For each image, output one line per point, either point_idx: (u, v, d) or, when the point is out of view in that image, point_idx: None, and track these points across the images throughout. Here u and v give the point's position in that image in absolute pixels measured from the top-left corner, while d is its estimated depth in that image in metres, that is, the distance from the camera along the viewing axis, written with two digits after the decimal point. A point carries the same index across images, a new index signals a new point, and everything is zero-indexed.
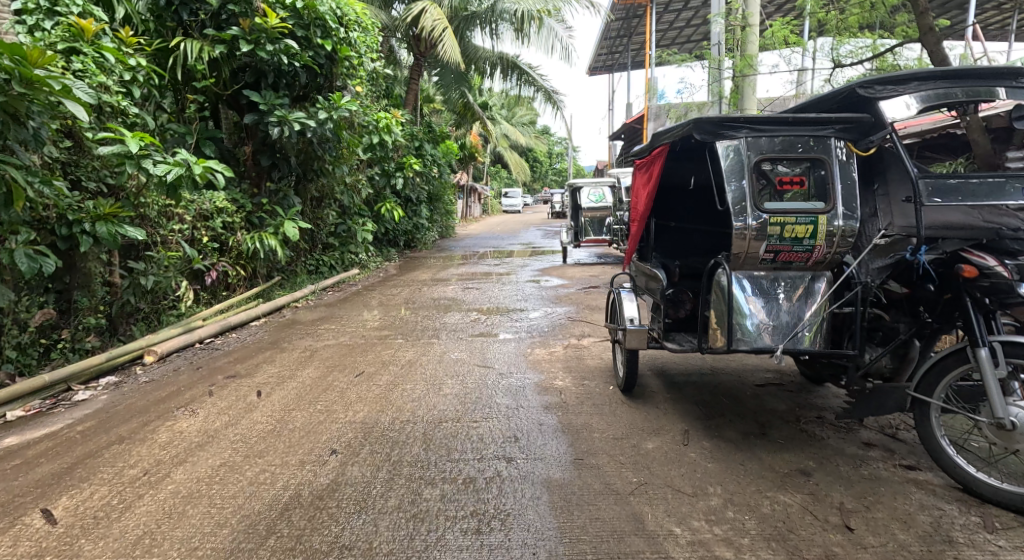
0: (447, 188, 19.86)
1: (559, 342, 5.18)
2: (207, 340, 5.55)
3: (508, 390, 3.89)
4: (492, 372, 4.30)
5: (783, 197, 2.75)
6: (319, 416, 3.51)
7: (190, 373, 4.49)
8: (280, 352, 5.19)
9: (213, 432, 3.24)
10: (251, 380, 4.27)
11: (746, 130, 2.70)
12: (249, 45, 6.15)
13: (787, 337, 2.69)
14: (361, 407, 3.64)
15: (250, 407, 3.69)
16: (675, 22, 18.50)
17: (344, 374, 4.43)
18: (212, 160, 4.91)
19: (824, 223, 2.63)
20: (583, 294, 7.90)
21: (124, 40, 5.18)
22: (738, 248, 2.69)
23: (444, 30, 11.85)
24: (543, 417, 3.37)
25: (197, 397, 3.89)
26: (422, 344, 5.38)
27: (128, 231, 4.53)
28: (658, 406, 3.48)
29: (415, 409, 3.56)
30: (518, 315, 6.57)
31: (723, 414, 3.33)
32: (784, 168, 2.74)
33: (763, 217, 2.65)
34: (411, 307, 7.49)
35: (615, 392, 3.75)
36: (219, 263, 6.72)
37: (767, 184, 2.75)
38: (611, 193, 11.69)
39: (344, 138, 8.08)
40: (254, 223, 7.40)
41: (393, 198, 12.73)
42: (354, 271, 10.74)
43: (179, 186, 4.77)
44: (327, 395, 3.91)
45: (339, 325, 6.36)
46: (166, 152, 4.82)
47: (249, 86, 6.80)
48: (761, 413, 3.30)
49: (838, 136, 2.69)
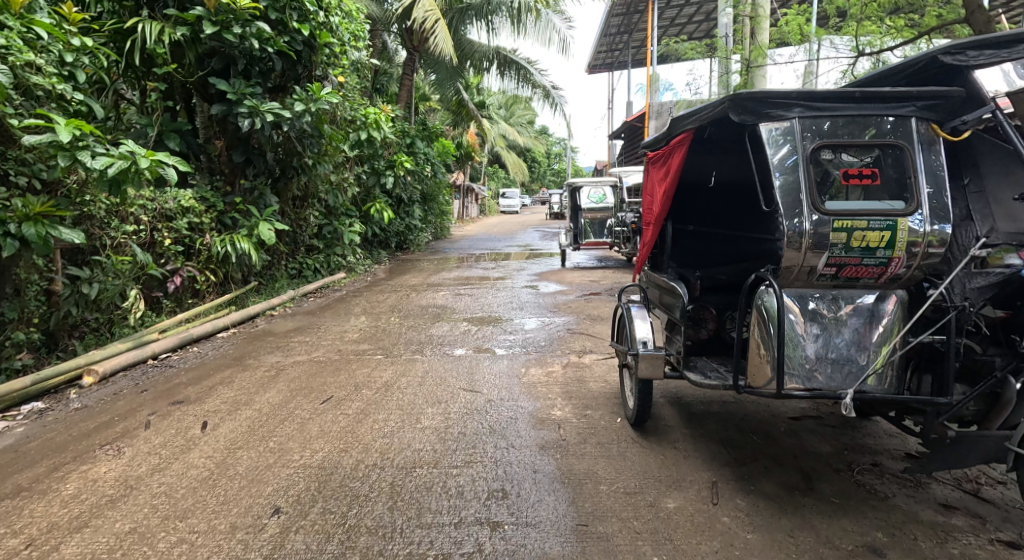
0: (442, 188, 19.26)
1: (558, 360, 4.60)
2: (162, 356, 4.96)
3: (498, 422, 3.31)
4: (480, 398, 3.72)
5: (851, 194, 2.22)
6: (269, 457, 2.93)
7: (131, 398, 3.90)
8: (242, 370, 4.60)
9: (134, 481, 2.66)
10: (201, 407, 3.68)
11: (800, 108, 2.21)
12: (215, 27, 5.57)
13: (847, 374, 2.15)
14: (321, 446, 3.06)
15: (189, 444, 3.10)
16: (677, 18, 17.95)
17: (311, 398, 3.85)
18: (162, 152, 4.36)
19: (904, 229, 2.10)
20: (584, 302, 7.32)
21: (66, 17, 4.60)
22: (790, 260, 2.17)
23: (437, 21, 11.27)
24: (539, 462, 2.80)
25: (130, 430, 3.30)
26: (403, 361, 4.80)
27: (63, 234, 3.94)
28: (677, 446, 2.91)
29: (384, 449, 2.99)
30: (512, 326, 5.99)
31: (756, 459, 2.76)
32: (850, 158, 2.23)
33: (824, 219, 2.14)
34: (398, 315, 6.90)
35: (624, 427, 3.18)
36: (184, 268, 6.13)
37: (829, 177, 2.23)
38: (613, 193, 11.12)
39: (327, 133, 7.51)
40: (226, 224, 6.81)
41: (383, 198, 12.13)
42: (340, 275, 10.15)
43: (123, 182, 4.20)
44: (284, 427, 3.33)
45: (315, 337, 5.77)
46: (110, 143, 4.26)
47: (217, 74, 6.22)
48: (803, 458, 2.73)
49: (920, 115, 2.18)
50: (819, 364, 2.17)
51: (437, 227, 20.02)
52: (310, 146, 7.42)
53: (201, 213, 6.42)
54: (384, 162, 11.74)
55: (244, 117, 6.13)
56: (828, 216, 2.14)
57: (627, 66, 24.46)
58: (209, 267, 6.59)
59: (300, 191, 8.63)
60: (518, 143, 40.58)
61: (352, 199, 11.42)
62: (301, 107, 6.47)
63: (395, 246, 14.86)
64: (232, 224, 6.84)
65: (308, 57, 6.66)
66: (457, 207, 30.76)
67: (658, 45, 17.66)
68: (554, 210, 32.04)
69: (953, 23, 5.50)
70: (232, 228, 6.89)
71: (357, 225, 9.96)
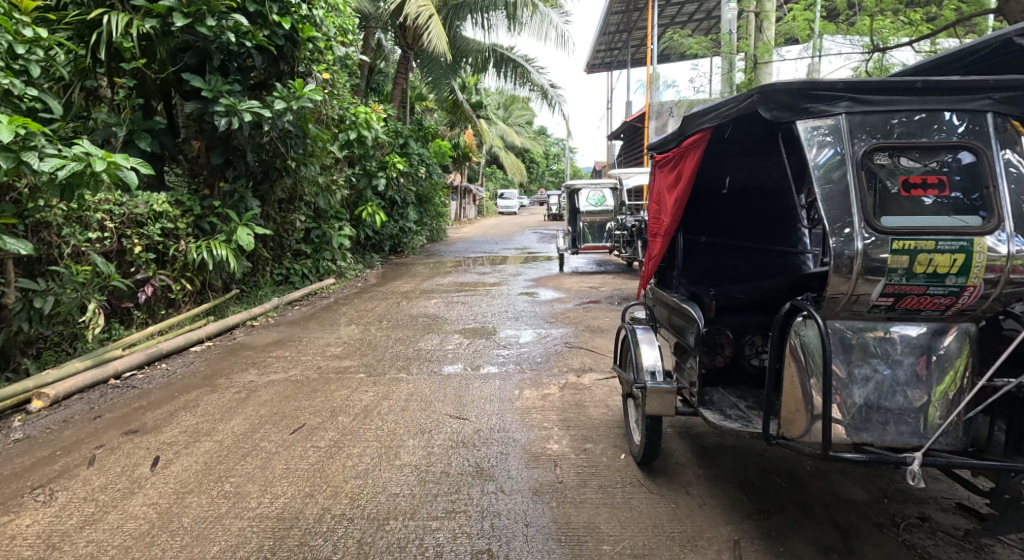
0: (438, 189, 18.90)
1: (555, 380, 4.23)
2: (125, 374, 4.58)
3: (486, 459, 2.95)
4: (467, 428, 3.35)
5: (916, 207, 1.87)
6: (222, 504, 2.56)
7: (81, 426, 3.52)
8: (210, 391, 4.23)
9: (58, 538, 2.29)
10: (156, 438, 3.31)
11: (847, 103, 1.90)
12: (186, 19, 5.19)
13: (902, 425, 1.82)
14: (282, 489, 2.69)
15: (133, 486, 2.73)
16: (677, 16, 17.60)
17: (280, 427, 3.48)
18: (120, 153, 3.97)
19: (982, 251, 1.76)
20: (582, 312, 6.95)
21: (19, 7, 4.23)
22: (837, 289, 1.83)
23: (430, 17, 10.91)
24: (531, 511, 2.43)
25: (69, 469, 2.93)
26: (387, 380, 4.42)
27: (7, 243, 3.55)
28: (689, 491, 2.55)
29: (354, 493, 2.62)
30: (506, 339, 5.61)
31: (781, 507, 2.39)
32: (909, 163, 1.90)
33: (880, 238, 1.80)
34: (385, 326, 6.52)
35: (628, 465, 2.82)
36: (156, 276, 5.76)
37: (886, 186, 1.90)
38: (613, 195, 10.74)
39: (312, 133, 7.14)
40: (204, 229, 6.46)
41: (375, 201, 11.75)
42: (329, 280, 9.78)
43: (76, 186, 3.83)
44: (245, 464, 2.96)
45: (295, 351, 5.40)
46: (62, 143, 3.89)
47: (191, 69, 5.85)
48: (835, 507, 2.37)
49: (996, 111, 1.85)
50: (871, 413, 1.82)
51: (433, 229, 19.65)
52: (294, 147, 7.05)
53: (176, 218, 6.04)
54: (376, 163, 11.37)
55: (220, 115, 5.76)
56: (885, 235, 1.80)
57: (626, 65, 24.12)
58: (185, 274, 6.23)
59: (285, 193, 8.25)
60: (516, 144, 40.22)
61: (343, 201, 11.05)
62: (282, 105, 6.11)
63: (388, 249, 14.48)
64: (210, 228, 6.49)
65: (290, 52, 6.29)
66: (454, 208, 30.38)
67: (657, 43, 17.30)
68: (553, 211, 31.66)
69: (978, 14, 5.13)
70: (210, 233, 6.52)
71: (347, 229, 9.57)
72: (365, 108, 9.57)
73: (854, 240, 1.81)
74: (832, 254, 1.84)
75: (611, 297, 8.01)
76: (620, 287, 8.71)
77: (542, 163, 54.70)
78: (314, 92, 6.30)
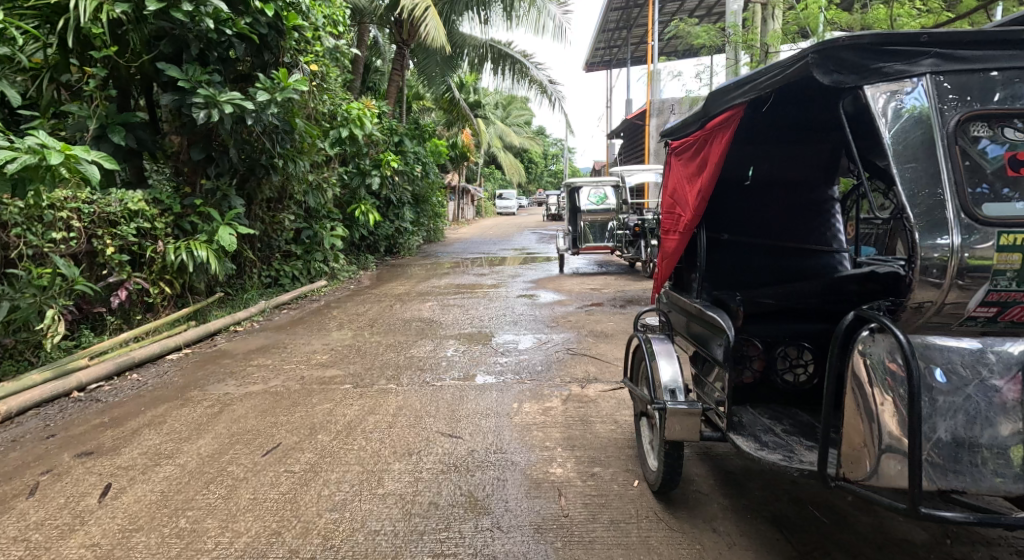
0: (434, 190, 18.54)
1: (557, 393, 3.87)
2: (90, 387, 4.22)
3: (481, 487, 2.60)
4: (461, 449, 2.99)
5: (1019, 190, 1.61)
6: (174, 544, 2.21)
7: (31, 447, 3.17)
8: (181, 404, 3.87)
9: None
10: (112, 461, 2.96)
11: (931, 60, 1.65)
12: (160, 4, 4.85)
13: (997, 468, 1.53)
14: (246, 524, 2.34)
15: (74, 522, 2.38)
16: (678, 13, 17.29)
17: (253, 446, 3.12)
18: (80, 146, 3.61)
19: None
20: (584, 315, 6.59)
21: None
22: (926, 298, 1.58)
23: (426, 10, 10.60)
24: (532, 554, 2.09)
25: (6, 500, 2.58)
26: (375, 392, 4.06)
27: None
28: (715, 528, 2.20)
29: (328, 531, 2.27)
30: (505, 346, 5.24)
31: (825, 549, 2.05)
32: (1009, 137, 1.64)
33: (987, 233, 1.53)
34: (376, 331, 6.16)
35: (643, 494, 2.47)
36: (130, 279, 5.41)
37: (983, 165, 1.62)
38: (614, 193, 10.43)
39: (300, 127, 6.81)
40: (184, 228, 6.12)
41: (369, 200, 11.39)
42: (321, 282, 9.42)
43: (29, 181, 3.49)
44: (207, 492, 2.61)
45: (278, 359, 5.05)
46: (18, 135, 3.54)
47: (167, 59, 5.52)
48: (889, 549, 2.02)
49: None
50: (959, 453, 1.53)
51: (430, 230, 19.28)
52: (280, 143, 6.71)
53: (153, 217, 5.69)
54: (369, 161, 11.01)
55: (199, 107, 5.42)
56: (990, 225, 1.54)
57: (626, 63, 23.80)
58: (163, 277, 5.88)
59: (273, 191, 7.89)
60: (515, 144, 39.88)
61: (335, 201, 10.69)
62: (266, 97, 5.78)
63: (383, 250, 14.11)
64: (191, 228, 6.15)
65: (275, 41, 5.97)
66: (452, 209, 30.01)
67: (658, 39, 16.99)
68: (552, 212, 31.30)
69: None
70: (191, 233, 6.17)
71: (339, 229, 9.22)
72: (358, 104, 9.25)
73: (951, 226, 1.54)
74: (924, 244, 1.57)
75: (614, 299, 7.65)
76: (623, 289, 8.36)
77: (540, 163, 54.36)
78: (300, 83, 5.97)
